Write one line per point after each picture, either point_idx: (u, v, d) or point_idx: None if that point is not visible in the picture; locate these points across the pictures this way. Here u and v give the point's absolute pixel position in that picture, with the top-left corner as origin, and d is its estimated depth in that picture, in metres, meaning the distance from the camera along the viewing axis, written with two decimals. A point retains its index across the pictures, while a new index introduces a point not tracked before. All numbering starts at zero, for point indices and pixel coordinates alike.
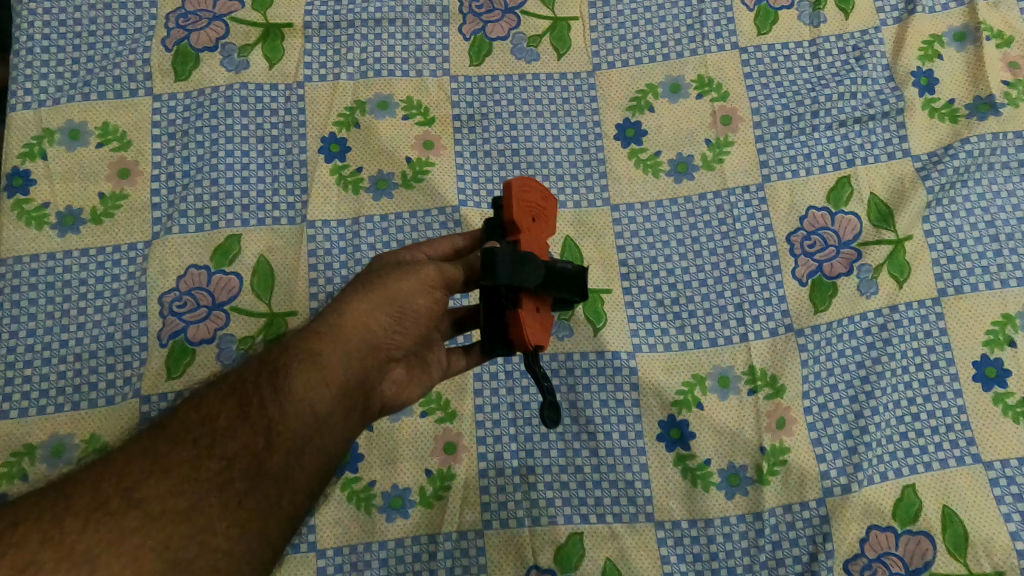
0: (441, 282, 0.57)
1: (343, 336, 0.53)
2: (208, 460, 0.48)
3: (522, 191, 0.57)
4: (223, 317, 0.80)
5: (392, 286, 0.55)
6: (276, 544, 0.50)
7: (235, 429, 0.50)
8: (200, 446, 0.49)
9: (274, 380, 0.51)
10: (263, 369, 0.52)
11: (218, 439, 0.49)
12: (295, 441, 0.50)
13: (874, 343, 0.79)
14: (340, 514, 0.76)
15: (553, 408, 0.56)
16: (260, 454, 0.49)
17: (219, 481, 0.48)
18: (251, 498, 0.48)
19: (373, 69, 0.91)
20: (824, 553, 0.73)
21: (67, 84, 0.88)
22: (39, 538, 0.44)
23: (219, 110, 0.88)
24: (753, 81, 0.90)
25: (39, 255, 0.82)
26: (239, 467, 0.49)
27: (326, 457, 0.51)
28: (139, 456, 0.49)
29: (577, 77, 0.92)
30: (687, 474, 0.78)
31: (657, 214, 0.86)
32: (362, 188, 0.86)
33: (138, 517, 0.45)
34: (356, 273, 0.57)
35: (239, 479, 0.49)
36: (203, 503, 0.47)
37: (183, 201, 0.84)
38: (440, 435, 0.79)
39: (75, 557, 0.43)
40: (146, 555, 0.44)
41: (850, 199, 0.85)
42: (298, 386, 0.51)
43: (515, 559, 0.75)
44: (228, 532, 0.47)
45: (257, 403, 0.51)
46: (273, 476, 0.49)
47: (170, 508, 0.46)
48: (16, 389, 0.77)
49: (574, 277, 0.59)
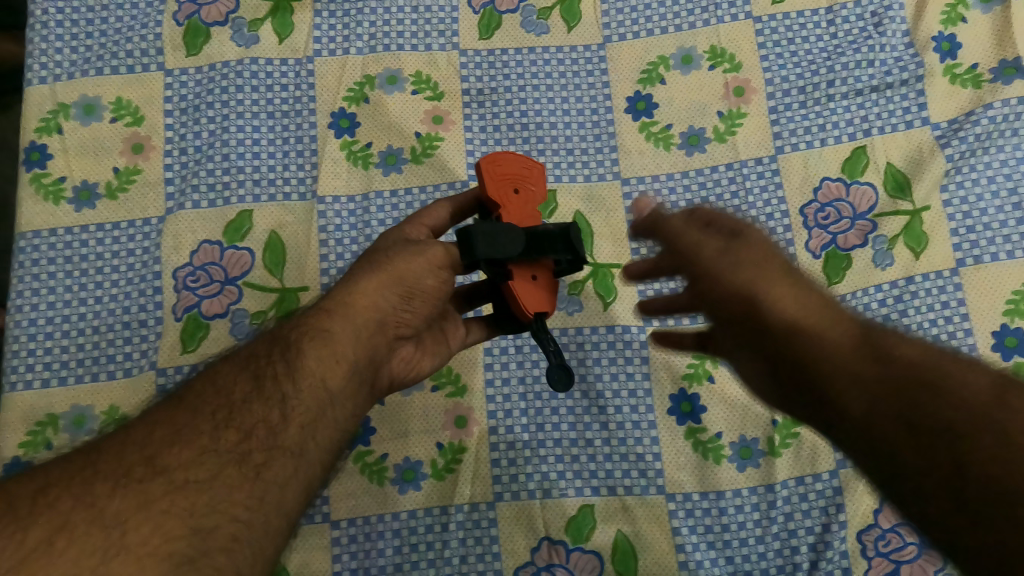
0: (448, 263, 0.58)
1: (352, 314, 0.55)
2: (227, 431, 0.48)
3: (493, 168, 0.61)
4: (236, 292, 0.81)
5: (399, 266, 0.56)
6: (294, 518, 0.48)
7: (251, 402, 0.49)
8: (217, 417, 0.48)
9: (288, 356, 0.52)
10: (275, 345, 0.53)
11: (235, 411, 0.49)
12: (310, 413, 0.50)
13: (890, 314, 0.78)
14: (352, 486, 0.77)
15: (564, 370, 0.56)
16: (276, 425, 0.49)
17: (238, 452, 0.47)
18: (271, 469, 0.47)
19: (382, 43, 0.90)
20: (836, 524, 0.74)
21: (81, 59, 0.88)
22: (69, 503, 0.42)
23: (230, 85, 0.88)
24: (767, 51, 0.89)
25: (56, 229, 0.83)
26: (257, 437, 0.48)
27: (338, 431, 0.52)
28: (158, 427, 0.47)
29: (588, 49, 0.91)
30: (698, 447, 0.78)
31: (668, 186, 0.85)
32: (372, 163, 0.86)
33: (163, 484, 0.44)
34: (361, 256, 0.59)
35: (257, 450, 0.48)
36: (225, 473, 0.46)
37: (195, 176, 0.85)
38: (451, 409, 0.79)
39: (104, 522, 0.42)
40: (171, 521, 0.43)
41: (865, 169, 0.84)
42: (313, 361, 0.52)
43: (527, 530, 0.75)
44: (249, 502, 0.45)
45: (272, 376, 0.51)
46: (290, 448, 0.49)
47: (192, 477, 0.45)
48: (37, 361, 0.79)
49: (558, 236, 0.58)
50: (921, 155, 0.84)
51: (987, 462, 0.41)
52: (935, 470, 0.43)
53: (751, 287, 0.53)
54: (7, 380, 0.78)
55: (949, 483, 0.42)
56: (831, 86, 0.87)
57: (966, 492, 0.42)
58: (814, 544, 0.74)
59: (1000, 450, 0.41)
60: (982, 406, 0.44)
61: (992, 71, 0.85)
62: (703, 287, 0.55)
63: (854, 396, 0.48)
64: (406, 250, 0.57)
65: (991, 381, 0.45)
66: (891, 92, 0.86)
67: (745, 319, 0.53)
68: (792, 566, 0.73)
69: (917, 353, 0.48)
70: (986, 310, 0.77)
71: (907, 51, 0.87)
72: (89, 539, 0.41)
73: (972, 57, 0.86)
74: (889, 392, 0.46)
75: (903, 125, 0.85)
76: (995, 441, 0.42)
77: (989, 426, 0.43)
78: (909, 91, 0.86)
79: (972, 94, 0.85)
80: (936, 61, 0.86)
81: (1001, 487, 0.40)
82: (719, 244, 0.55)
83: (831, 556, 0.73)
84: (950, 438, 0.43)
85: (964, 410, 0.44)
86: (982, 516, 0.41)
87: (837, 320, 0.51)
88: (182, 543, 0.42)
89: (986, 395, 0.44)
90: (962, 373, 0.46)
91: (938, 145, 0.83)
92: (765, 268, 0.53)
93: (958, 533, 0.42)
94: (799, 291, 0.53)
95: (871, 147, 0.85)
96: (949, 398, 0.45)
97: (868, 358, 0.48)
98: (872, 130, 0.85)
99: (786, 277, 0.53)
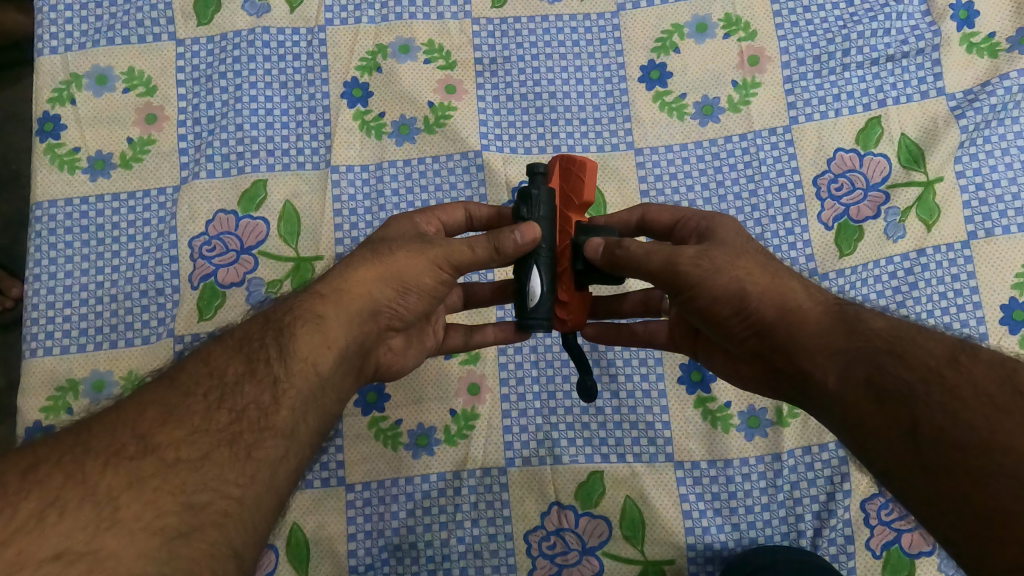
0: (448, 263, 0.59)
1: (346, 302, 0.57)
2: (218, 412, 0.48)
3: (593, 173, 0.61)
4: (252, 261, 0.82)
5: (399, 260, 0.58)
6: (282, 499, 0.48)
7: (244, 384, 0.50)
8: (210, 398, 0.48)
9: (280, 340, 0.53)
10: (268, 329, 0.54)
11: (227, 393, 0.49)
12: (301, 397, 0.51)
13: (900, 287, 0.78)
14: (367, 451, 0.78)
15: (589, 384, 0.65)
16: (267, 407, 0.49)
17: (230, 431, 0.47)
18: (261, 449, 0.47)
19: (394, 12, 0.90)
20: (841, 493, 0.75)
21: (91, 30, 0.88)
22: (61, 478, 0.42)
23: (242, 55, 0.88)
24: (783, 19, 0.88)
25: (73, 199, 0.84)
26: (248, 418, 0.48)
27: (323, 416, 0.53)
28: (150, 408, 0.47)
29: (601, 17, 0.90)
30: (707, 416, 0.79)
31: (681, 156, 0.85)
32: (385, 133, 0.86)
33: (155, 462, 0.44)
34: (365, 243, 0.62)
35: (248, 431, 0.48)
36: (216, 452, 0.46)
37: (209, 145, 0.85)
38: (464, 376, 0.81)
39: (97, 496, 0.41)
40: (164, 497, 0.43)
41: (879, 140, 0.83)
42: (303, 347, 0.53)
43: (537, 496, 0.77)
44: (239, 480, 0.45)
45: (265, 360, 0.51)
46: (280, 429, 0.49)
47: (184, 456, 0.45)
48: (56, 328, 0.80)
49: None
50: (935, 125, 0.83)
51: (946, 422, 0.44)
52: (900, 429, 0.45)
53: (732, 284, 0.55)
54: (27, 347, 0.79)
55: (913, 443, 0.44)
56: (847, 55, 0.86)
57: (930, 451, 0.44)
58: (818, 512, 0.75)
59: (961, 407, 0.44)
60: (940, 370, 0.46)
61: (1012, 39, 0.84)
62: (686, 293, 0.57)
63: (830, 374, 0.50)
64: (409, 246, 0.59)
65: (950, 347, 0.48)
66: (907, 61, 0.85)
67: (728, 316, 0.56)
68: (797, 533, 0.75)
69: (887, 327, 0.50)
70: (996, 284, 0.77)
71: (924, 19, 0.86)
72: (82, 511, 0.40)
73: (990, 26, 0.85)
74: (863, 366, 0.49)
75: (919, 94, 0.84)
76: (953, 399, 0.44)
77: (955, 389, 0.45)
78: (925, 61, 0.85)
79: (988, 63, 0.84)
80: (954, 29, 0.85)
81: (962, 442, 0.43)
82: (691, 249, 0.57)
83: (835, 524, 0.75)
84: (909, 400, 0.45)
85: (929, 376, 0.46)
86: (945, 476, 0.43)
87: (807, 301, 0.54)
88: (174, 518, 0.42)
89: (945, 360, 0.47)
90: (928, 343, 0.48)
91: (954, 115, 0.83)
92: (738, 262, 0.56)
93: (925, 492, 0.44)
94: (773, 278, 0.56)
95: (886, 118, 0.84)
96: (915, 366, 0.47)
97: (839, 335, 0.51)
98: (887, 99, 0.84)
99: (769, 269, 0.56)
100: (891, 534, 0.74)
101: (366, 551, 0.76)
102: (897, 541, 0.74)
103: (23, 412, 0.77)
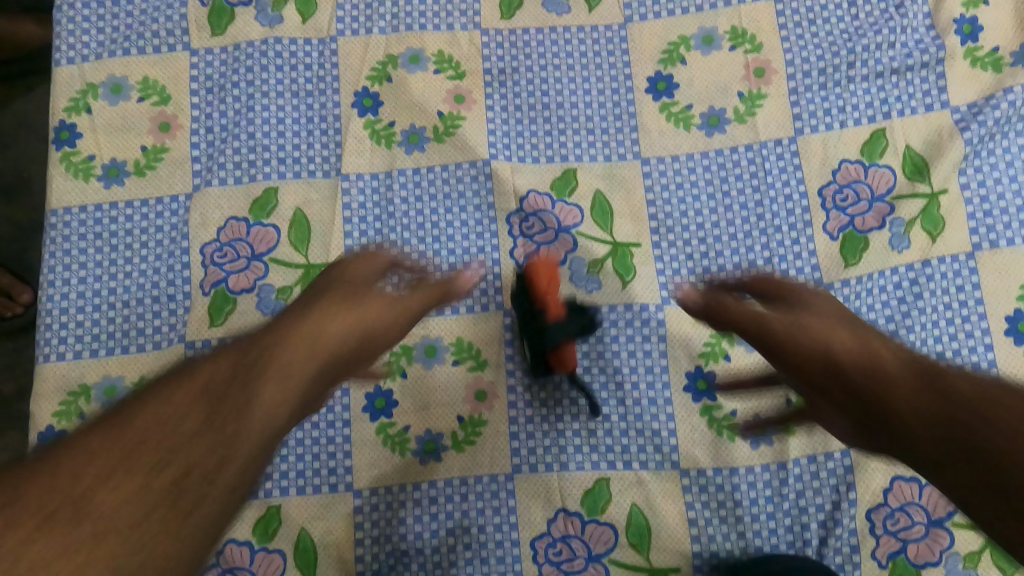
0: (386, 268, 0.60)
1: (342, 302, 0.52)
2: (178, 405, 0.39)
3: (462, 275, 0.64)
4: (262, 268, 0.83)
5: (354, 264, 0.58)
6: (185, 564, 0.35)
7: (213, 367, 0.42)
8: (173, 381, 0.41)
9: (268, 338, 0.46)
10: (262, 330, 0.47)
11: (190, 381, 0.41)
12: (273, 390, 0.43)
13: (905, 297, 0.79)
14: (375, 457, 0.79)
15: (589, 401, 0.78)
16: (233, 393, 0.41)
17: (188, 425, 0.38)
18: (208, 464, 0.37)
19: (405, 23, 0.91)
20: (847, 502, 0.76)
21: (107, 40, 0.89)
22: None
23: (255, 65, 0.89)
24: (789, 32, 0.89)
25: (87, 207, 0.85)
26: (208, 411, 0.39)
27: (284, 425, 0.43)
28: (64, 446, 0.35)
29: (609, 29, 0.91)
30: (713, 424, 0.79)
31: (688, 167, 0.86)
32: (395, 142, 0.87)
33: (97, 447, 0.36)
34: (330, 275, 0.58)
35: (204, 432, 0.39)
36: (165, 457, 0.37)
37: (222, 154, 0.86)
38: (471, 383, 0.81)
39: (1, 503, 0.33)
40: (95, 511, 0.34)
41: (884, 152, 0.84)
42: (294, 343, 0.46)
43: (544, 502, 0.78)
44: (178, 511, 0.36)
45: (242, 355, 0.44)
46: (231, 443, 0.39)
47: (123, 458, 0.36)
48: (69, 334, 0.81)
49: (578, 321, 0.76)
50: (940, 138, 0.84)
51: None
52: (985, 481, 0.37)
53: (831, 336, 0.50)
54: (41, 352, 0.80)
55: (1000, 493, 0.36)
56: (852, 68, 0.87)
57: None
58: (824, 521, 0.76)
59: None
60: None
61: (1014, 54, 0.85)
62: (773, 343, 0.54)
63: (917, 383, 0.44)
64: (361, 252, 0.60)
65: None
66: (911, 75, 0.86)
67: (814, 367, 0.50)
68: (803, 542, 0.75)
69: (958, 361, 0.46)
70: (1001, 296, 0.78)
71: (929, 33, 0.87)
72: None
73: (993, 42, 0.86)
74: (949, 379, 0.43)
75: (923, 108, 0.85)
76: None
77: None
78: (930, 74, 0.86)
79: (992, 78, 0.85)
80: (957, 44, 0.86)
81: None
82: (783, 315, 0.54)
83: (841, 533, 0.75)
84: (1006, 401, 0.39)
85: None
86: None
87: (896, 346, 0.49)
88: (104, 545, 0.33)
89: None
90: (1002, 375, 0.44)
91: (958, 129, 0.83)
92: (833, 321, 0.52)
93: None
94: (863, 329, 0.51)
95: (890, 130, 0.85)
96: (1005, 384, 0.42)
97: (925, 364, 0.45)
98: (891, 112, 0.85)
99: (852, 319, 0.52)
100: (896, 544, 0.75)
101: (374, 557, 0.76)
102: (903, 550, 0.74)
103: (36, 417, 0.78)
